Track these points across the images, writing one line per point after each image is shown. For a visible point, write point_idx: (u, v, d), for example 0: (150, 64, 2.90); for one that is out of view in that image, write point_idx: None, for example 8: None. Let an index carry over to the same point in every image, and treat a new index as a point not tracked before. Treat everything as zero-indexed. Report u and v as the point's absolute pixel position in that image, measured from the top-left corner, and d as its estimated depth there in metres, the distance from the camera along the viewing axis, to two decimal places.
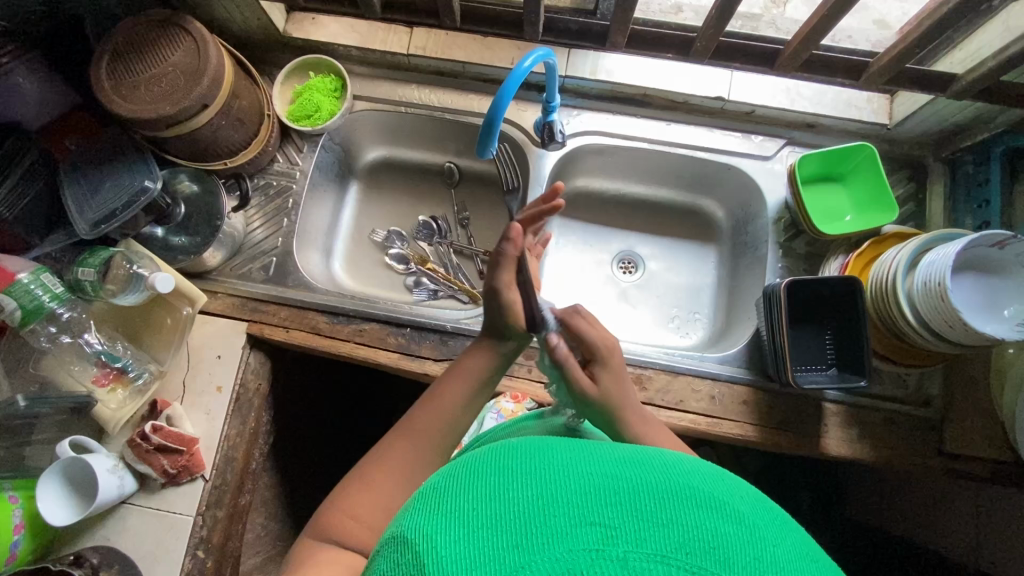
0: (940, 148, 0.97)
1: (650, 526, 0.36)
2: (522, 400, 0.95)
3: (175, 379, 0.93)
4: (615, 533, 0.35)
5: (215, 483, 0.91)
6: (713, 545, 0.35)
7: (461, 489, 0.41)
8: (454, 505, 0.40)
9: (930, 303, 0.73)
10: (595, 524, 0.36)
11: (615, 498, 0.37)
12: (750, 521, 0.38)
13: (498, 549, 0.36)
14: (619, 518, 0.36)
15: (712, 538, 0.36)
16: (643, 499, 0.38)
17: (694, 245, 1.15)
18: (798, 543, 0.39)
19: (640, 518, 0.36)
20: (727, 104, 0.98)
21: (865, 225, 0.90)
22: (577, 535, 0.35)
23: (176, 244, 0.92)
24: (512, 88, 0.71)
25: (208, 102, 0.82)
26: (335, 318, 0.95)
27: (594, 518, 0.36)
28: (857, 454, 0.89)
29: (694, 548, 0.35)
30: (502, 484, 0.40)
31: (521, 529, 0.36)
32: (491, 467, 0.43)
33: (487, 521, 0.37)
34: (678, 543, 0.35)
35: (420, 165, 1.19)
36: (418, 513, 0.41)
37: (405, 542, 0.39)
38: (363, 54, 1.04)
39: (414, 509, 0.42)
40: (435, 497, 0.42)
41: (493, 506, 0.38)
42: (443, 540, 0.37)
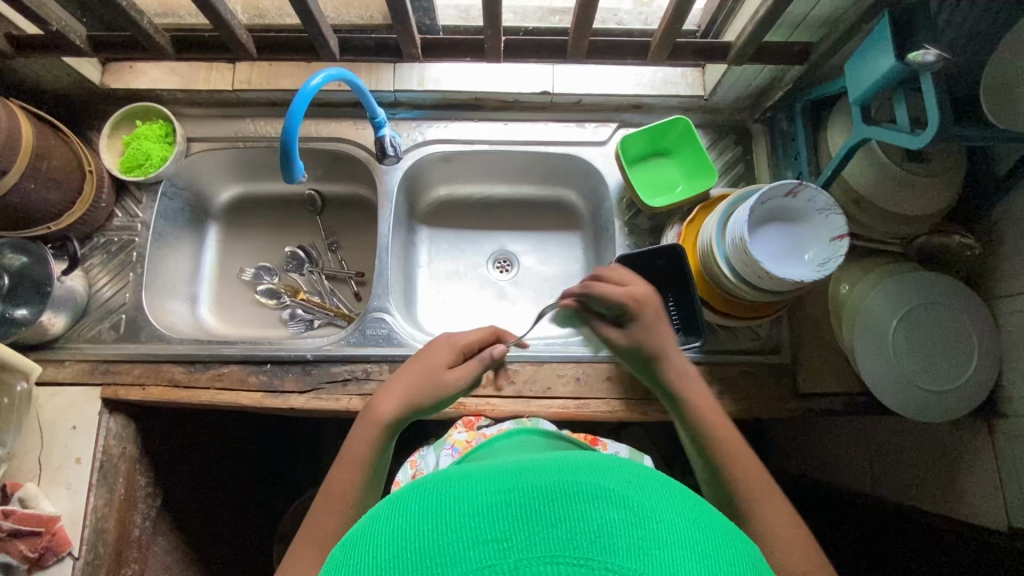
0: (756, 110, 1.03)
1: (540, 529, 0.34)
2: (474, 428, 0.88)
3: (27, 459, 0.88)
4: (506, 545, 0.34)
5: (86, 559, 0.87)
6: (599, 535, 0.34)
7: (362, 538, 0.38)
8: (353, 558, 0.37)
9: (741, 257, 0.77)
10: (488, 542, 0.34)
11: (508, 510, 0.36)
12: (643, 501, 0.37)
13: None
14: (509, 528, 0.35)
15: (599, 528, 0.34)
16: (532, 504, 0.36)
17: (562, 234, 1.18)
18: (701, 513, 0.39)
19: (529, 525, 0.35)
20: (555, 97, 1.02)
21: (693, 192, 0.95)
22: (469, 557, 0.33)
23: (12, 317, 0.88)
24: (300, 108, 0.71)
25: (5, 167, 0.79)
26: (192, 367, 0.93)
27: (485, 535, 0.35)
28: (722, 410, 0.92)
29: (582, 540, 0.34)
30: (398, 522, 0.37)
31: (413, 564, 0.34)
32: (394, 506, 0.39)
33: (381, 565, 0.34)
34: (565, 539, 0.34)
35: (281, 197, 1.18)
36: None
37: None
38: (189, 96, 1.03)
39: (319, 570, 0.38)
40: (338, 557, 0.38)
41: (389, 546, 0.36)
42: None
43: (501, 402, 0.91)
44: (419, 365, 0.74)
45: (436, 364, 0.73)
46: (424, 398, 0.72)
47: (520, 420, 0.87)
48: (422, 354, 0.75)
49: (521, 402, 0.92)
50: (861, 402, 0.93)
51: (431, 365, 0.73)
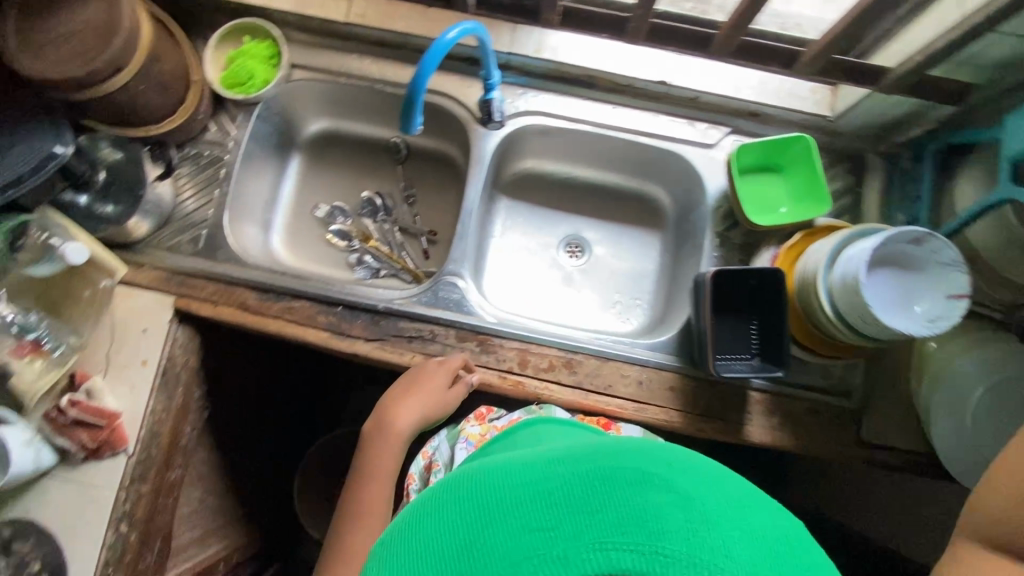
0: (879, 142, 0.96)
1: (585, 514, 0.38)
2: (485, 420, 0.88)
3: (98, 352, 0.90)
4: (552, 532, 0.38)
5: (138, 458, 0.90)
6: (642, 517, 0.37)
7: (420, 540, 0.43)
8: (413, 555, 0.42)
9: (849, 297, 0.74)
10: (535, 530, 0.38)
11: (549, 501, 0.40)
12: (681, 485, 0.40)
13: None
14: (553, 516, 0.39)
15: (641, 513, 0.37)
16: (575, 490, 0.40)
17: (641, 231, 1.15)
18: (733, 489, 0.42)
19: (574, 512, 0.38)
20: (671, 89, 0.97)
21: (798, 217, 0.91)
22: (519, 544, 0.38)
23: (100, 214, 0.89)
24: (434, 60, 0.68)
25: (122, 64, 0.78)
26: (264, 295, 0.93)
27: (532, 524, 0.39)
28: (779, 442, 0.90)
29: (627, 526, 0.37)
30: (453, 522, 0.42)
31: (470, 557, 0.39)
32: (445, 498, 0.45)
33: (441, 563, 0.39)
34: (610, 524, 0.37)
35: (366, 140, 1.16)
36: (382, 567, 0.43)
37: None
38: (301, 20, 1.00)
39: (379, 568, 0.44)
40: (396, 550, 0.44)
41: (447, 540, 0.41)
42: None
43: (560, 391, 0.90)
44: (418, 389, 0.84)
45: (429, 387, 0.83)
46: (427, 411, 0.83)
47: (531, 408, 0.86)
48: (418, 377, 0.85)
49: (579, 394, 0.90)
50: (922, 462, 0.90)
51: (429, 394, 0.83)
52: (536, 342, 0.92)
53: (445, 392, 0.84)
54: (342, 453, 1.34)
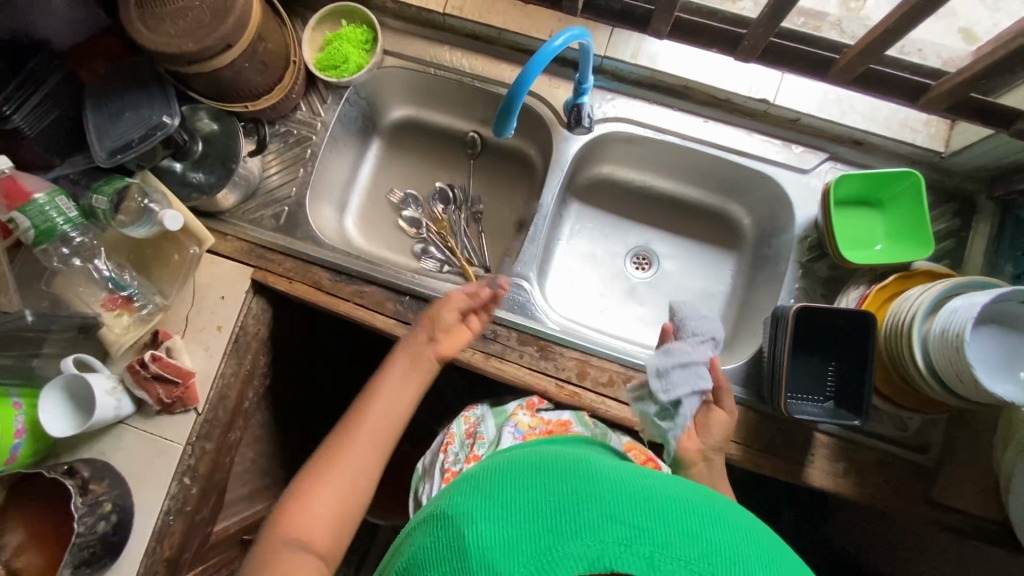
0: (994, 185, 0.89)
1: (676, 532, 0.42)
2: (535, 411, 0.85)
3: (179, 313, 0.95)
4: (643, 532, 0.41)
5: (206, 418, 0.94)
6: (728, 556, 0.41)
7: (501, 485, 0.49)
8: (494, 490, 0.48)
9: (945, 354, 0.70)
10: (622, 520, 0.42)
11: (642, 503, 0.44)
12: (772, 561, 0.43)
13: (531, 527, 0.43)
14: (646, 521, 0.42)
15: (729, 551, 0.42)
16: (666, 507, 0.44)
17: (715, 250, 1.10)
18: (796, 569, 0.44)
19: (666, 521, 0.43)
20: (771, 108, 0.93)
21: (893, 258, 0.86)
22: (606, 526, 0.42)
23: (193, 181, 0.93)
24: (537, 68, 0.68)
25: (232, 42, 0.80)
26: (337, 275, 0.96)
27: (622, 515, 0.43)
28: (842, 489, 0.86)
29: (714, 558, 0.41)
30: (548, 471, 0.49)
31: (556, 514, 0.43)
32: (534, 471, 0.50)
33: (530, 505, 0.45)
34: (701, 551, 0.41)
35: (445, 130, 1.16)
36: (465, 498, 0.49)
37: (457, 524, 0.46)
38: (398, 8, 1.01)
39: (459, 495, 0.51)
40: (480, 488, 0.50)
41: (531, 496, 0.46)
42: (491, 529, 0.44)
43: (619, 408, 0.88)
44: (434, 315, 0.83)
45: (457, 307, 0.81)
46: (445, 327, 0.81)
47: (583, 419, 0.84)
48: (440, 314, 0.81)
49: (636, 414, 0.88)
50: (995, 531, 0.84)
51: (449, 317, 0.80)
52: (597, 354, 0.91)
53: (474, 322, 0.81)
54: None
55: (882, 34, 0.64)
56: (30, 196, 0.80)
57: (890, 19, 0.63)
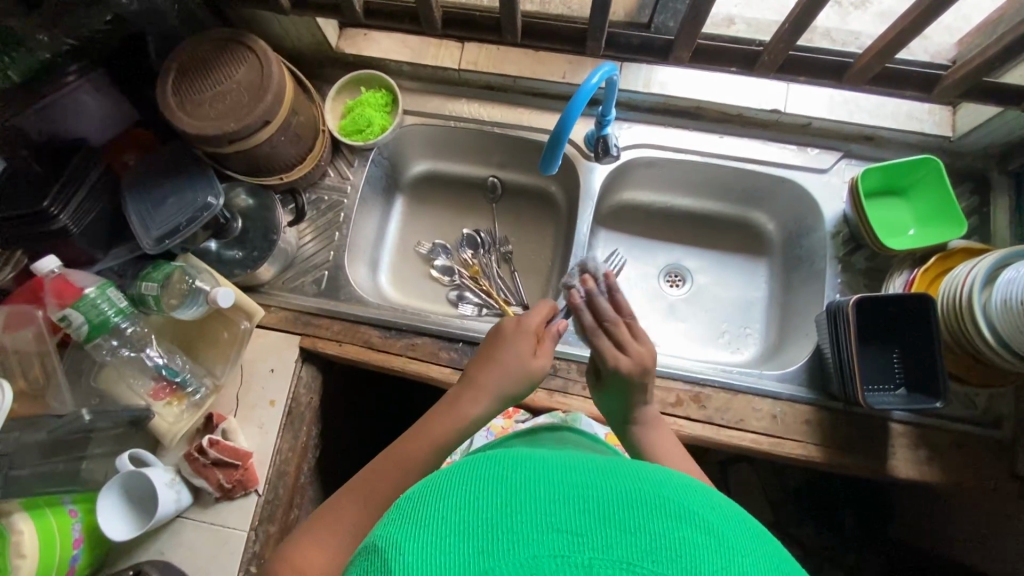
0: (1004, 161, 0.94)
1: (618, 533, 0.31)
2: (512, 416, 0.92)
3: (230, 393, 0.92)
4: (583, 539, 0.31)
5: (267, 499, 0.90)
6: (684, 555, 0.31)
7: (428, 492, 0.36)
8: (418, 500, 0.35)
9: (1013, 322, 0.71)
10: (562, 531, 0.31)
11: (583, 502, 0.33)
12: (737, 545, 0.33)
13: (463, 552, 0.31)
14: (586, 523, 0.32)
15: (684, 547, 0.31)
16: (612, 506, 0.33)
17: (745, 258, 1.12)
18: (771, 554, 0.35)
19: (609, 522, 0.32)
20: (783, 117, 0.97)
21: (930, 240, 0.88)
22: (544, 540, 0.31)
23: (229, 258, 0.93)
24: (581, 103, 0.70)
25: (270, 118, 0.82)
26: (387, 332, 0.95)
27: (560, 522, 0.32)
28: (928, 477, 0.85)
29: (662, 557, 0.31)
30: (478, 467, 0.37)
31: (485, 530, 0.32)
32: (469, 472, 0.36)
33: (453, 518, 0.33)
34: (646, 551, 0.31)
35: (465, 178, 1.19)
36: (393, 520, 0.35)
37: (376, 551, 0.33)
38: (413, 70, 1.05)
39: (388, 518, 0.36)
40: (412, 504, 0.36)
41: (455, 503, 0.34)
42: (413, 552, 0.31)
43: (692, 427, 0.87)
44: (498, 362, 0.72)
45: (518, 337, 0.74)
46: (506, 391, 0.71)
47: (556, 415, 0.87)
48: (495, 351, 0.73)
49: (710, 429, 0.87)
50: None
51: (513, 356, 0.72)
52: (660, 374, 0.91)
53: (527, 358, 0.73)
54: None
55: (896, 36, 0.69)
56: (81, 292, 0.79)
57: (901, 20, 0.68)
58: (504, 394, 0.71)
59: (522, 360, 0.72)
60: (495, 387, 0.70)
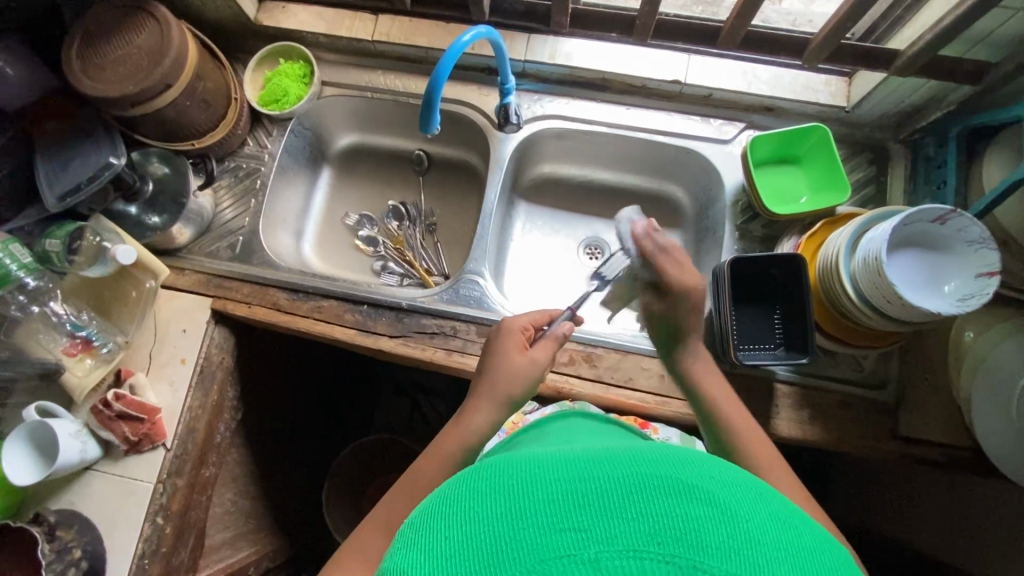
0: (900, 130, 0.95)
1: (620, 521, 0.33)
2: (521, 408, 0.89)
3: (141, 350, 0.96)
4: (586, 535, 0.32)
5: (175, 453, 0.93)
6: (688, 532, 0.32)
7: (429, 517, 0.37)
8: (419, 530, 0.37)
9: (869, 278, 0.73)
10: (564, 530, 0.32)
11: (582, 498, 0.34)
12: (739, 512, 0.34)
13: (469, 574, 0.32)
14: (587, 519, 0.33)
15: (687, 524, 0.32)
16: (610, 495, 0.34)
17: (661, 230, 1.14)
18: (778, 513, 0.36)
19: (608, 514, 0.33)
20: (685, 88, 0.99)
21: (817, 205, 0.90)
22: (544, 545, 0.32)
23: (148, 223, 0.96)
24: (449, 63, 0.72)
25: (170, 82, 0.86)
26: (294, 294, 0.98)
27: (562, 522, 0.33)
28: (809, 436, 0.87)
29: (668, 537, 0.32)
30: (475, 484, 0.38)
31: (488, 547, 0.33)
32: (466, 488, 0.38)
33: (457, 539, 0.34)
34: (651, 534, 0.32)
35: (391, 152, 1.21)
36: (397, 550, 0.37)
37: None
38: (331, 42, 1.07)
39: (392, 547, 0.38)
40: (414, 532, 0.37)
41: (455, 527, 0.35)
42: None
43: (581, 386, 0.90)
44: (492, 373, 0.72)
45: (505, 343, 0.74)
46: (515, 392, 0.71)
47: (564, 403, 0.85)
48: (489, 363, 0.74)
49: (599, 387, 0.90)
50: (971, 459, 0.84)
51: (506, 360, 0.73)
52: None
53: (521, 356, 0.73)
54: (371, 462, 1.35)
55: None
56: None
57: None
58: (509, 399, 0.71)
59: (517, 358, 0.73)
60: (496, 395, 0.70)
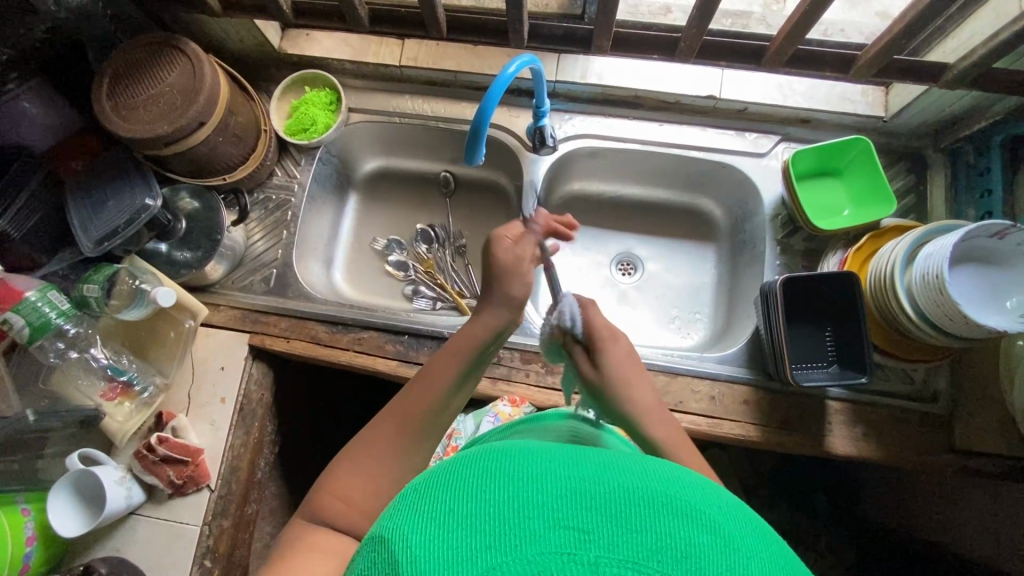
0: (939, 138, 0.95)
1: (624, 531, 0.33)
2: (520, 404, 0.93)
3: (180, 390, 0.94)
4: (588, 537, 0.32)
5: (220, 494, 0.92)
6: (687, 555, 0.32)
7: (437, 483, 0.38)
8: (424, 494, 0.37)
9: (930, 296, 0.72)
10: (569, 528, 0.33)
11: (590, 501, 0.34)
12: (739, 545, 0.34)
13: (468, 548, 0.33)
14: (593, 522, 0.33)
15: (689, 547, 0.33)
16: (618, 503, 0.34)
17: (695, 244, 1.13)
18: (777, 555, 0.36)
19: (612, 521, 0.33)
20: (719, 103, 0.98)
21: (862, 218, 0.90)
22: (548, 538, 0.32)
23: (180, 259, 0.94)
24: (497, 93, 0.71)
25: (205, 119, 0.84)
26: (334, 327, 0.97)
27: (567, 520, 0.33)
28: (864, 453, 0.86)
29: (667, 556, 0.32)
30: (486, 463, 0.38)
31: (492, 526, 0.33)
32: (479, 466, 0.38)
33: (461, 514, 0.34)
34: (649, 550, 0.32)
35: (417, 174, 1.20)
36: (400, 511, 0.37)
37: (386, 541, 0.35)
38: (357, 68, 1.06)
39: (394, 508, 0.38)
40: (421, 495, 0.37)
41: (462, 500, 0.35)
42: (424, 542, 0.33)
43: None
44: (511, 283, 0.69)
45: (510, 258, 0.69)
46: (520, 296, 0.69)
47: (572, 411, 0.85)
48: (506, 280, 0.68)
49: None
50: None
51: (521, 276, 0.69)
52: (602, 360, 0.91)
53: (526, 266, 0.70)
54: None
55: (802, 16, 0.70)
56: (22, 295, 0.81)
57: (806, 0, 0.70)
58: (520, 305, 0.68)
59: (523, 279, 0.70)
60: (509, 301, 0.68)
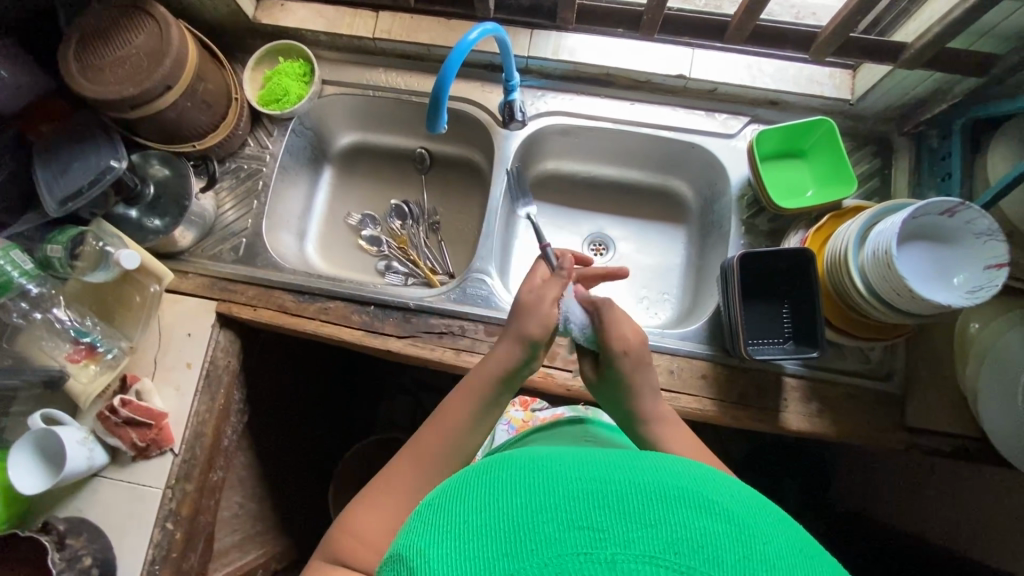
0: (905, 122, 0.95)
1: (639, 527, 0.33)
2: (529, 407, 0.97)
3: (146, 354, 0.95)
4: (604, 535, 0.33)
5: (183, 458, 0.92)
6: (703, 545, 0.33)
7: (451, 498, 0.38)
8: (444, 506, 0.38)
9: (880, 272, 0.73)
10: (584, 528, 0.33)
11: (603, 500, 0.35)
12: (757, 533, 0.35)
13: (486, 558, 0.33)
14: (607, 520, 0.34)
15: (704, 538, 0.33)
16: (631, 500, 0.35)
17: (666, 225, 1.14)
18: (794, 538, 0.36)
19: (625, 517, 0.34)
20: (689, 82, 0.99)
21: (824, 199, 0.91)
22: (565, 539, 0.33)
23: (149, 226, 0.95)
24: (456, 61, 0.72)
25: (171, 83, 0.84)
26: (301, 297, 0.97)
27: (580, 519, 0.34)
28: (818, 429, 0.88)
29: (683, 547, 0.33)
30: (499, 472, 0.39)
31: (509, 533, 0.34)
32: (493, 475, 0.39)
33: (477, 523, 0.35)
34: (664, 543, 0.33)
35: (392, 150, 1.20)
36: (416, 525, 0.37)
37: (404, 559, 0.35)
38: (331, 39, 1.06)
39: (409, 523, 0.39)
40: (434, 511, 0.38)
41: (478, 510, 0.36)
42: (441, 557, 0.34)
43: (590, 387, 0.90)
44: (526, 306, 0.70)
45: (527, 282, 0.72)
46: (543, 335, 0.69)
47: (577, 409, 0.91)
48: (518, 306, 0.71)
49: None
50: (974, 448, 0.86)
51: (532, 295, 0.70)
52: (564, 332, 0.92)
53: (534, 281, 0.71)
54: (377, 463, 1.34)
55: None
56: None
57: None
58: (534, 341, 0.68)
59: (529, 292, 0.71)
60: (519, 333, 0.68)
